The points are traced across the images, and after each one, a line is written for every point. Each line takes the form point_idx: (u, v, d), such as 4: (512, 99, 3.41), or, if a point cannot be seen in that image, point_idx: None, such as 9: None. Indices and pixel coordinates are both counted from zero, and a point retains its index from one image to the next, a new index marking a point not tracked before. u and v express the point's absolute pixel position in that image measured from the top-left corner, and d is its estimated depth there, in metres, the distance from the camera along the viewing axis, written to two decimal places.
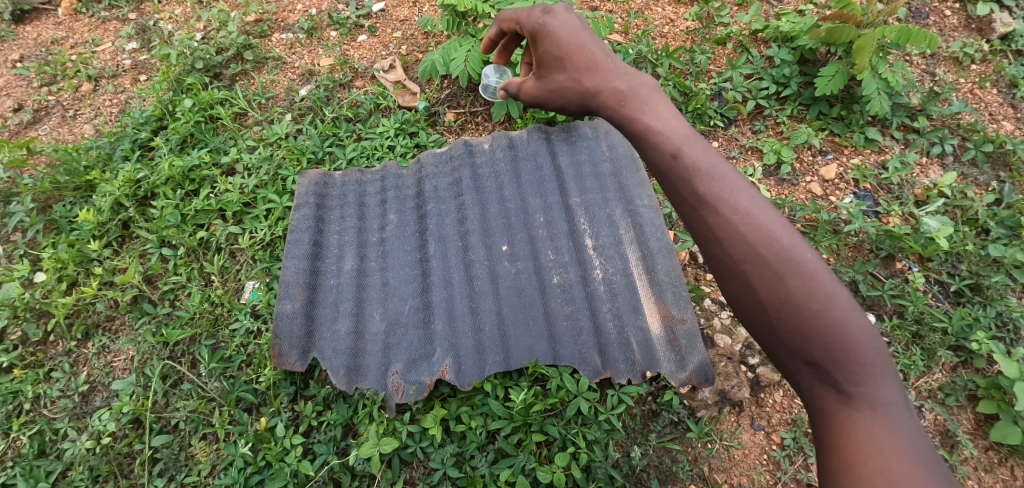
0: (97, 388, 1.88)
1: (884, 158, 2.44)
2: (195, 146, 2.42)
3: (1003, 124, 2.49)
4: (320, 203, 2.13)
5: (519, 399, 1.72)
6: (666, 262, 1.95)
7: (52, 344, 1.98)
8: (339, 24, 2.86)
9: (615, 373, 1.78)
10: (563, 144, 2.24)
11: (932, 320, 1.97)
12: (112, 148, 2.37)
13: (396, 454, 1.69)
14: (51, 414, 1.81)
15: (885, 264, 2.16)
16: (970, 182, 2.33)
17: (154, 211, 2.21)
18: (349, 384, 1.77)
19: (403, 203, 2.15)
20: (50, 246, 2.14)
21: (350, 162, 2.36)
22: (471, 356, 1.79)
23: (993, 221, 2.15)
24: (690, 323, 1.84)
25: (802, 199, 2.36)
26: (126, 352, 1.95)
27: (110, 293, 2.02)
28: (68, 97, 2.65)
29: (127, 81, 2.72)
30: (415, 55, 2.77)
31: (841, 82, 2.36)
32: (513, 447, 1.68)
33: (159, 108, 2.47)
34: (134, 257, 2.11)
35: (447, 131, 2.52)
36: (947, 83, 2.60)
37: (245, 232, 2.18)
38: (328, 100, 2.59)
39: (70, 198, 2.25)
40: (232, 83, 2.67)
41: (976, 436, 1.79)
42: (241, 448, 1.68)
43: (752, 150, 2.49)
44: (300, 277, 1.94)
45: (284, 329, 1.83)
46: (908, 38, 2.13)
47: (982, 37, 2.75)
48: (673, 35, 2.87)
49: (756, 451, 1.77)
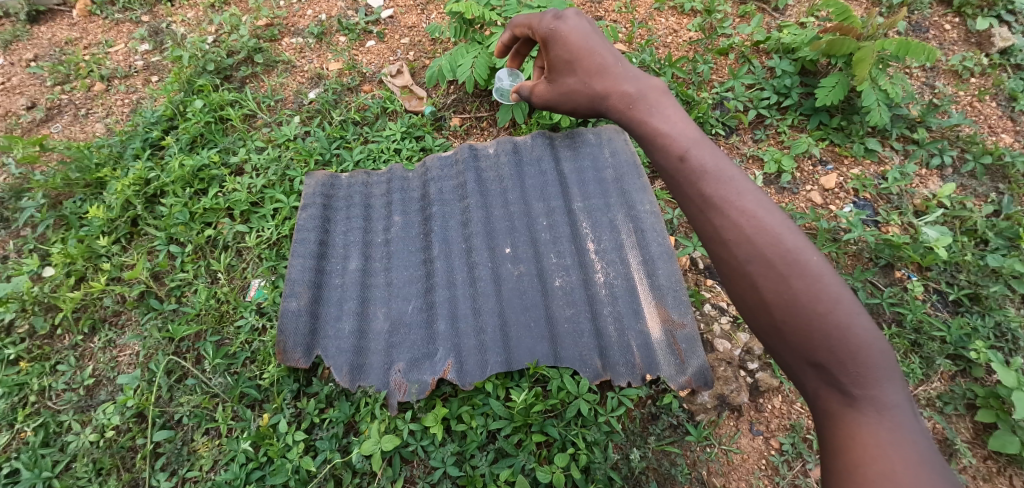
0: (103, 381, 1.91)
1: (884, 168, 2.47)
2: (204, 146, 2.46)
3: (1002, 136, 2.53)
4: (326, 203, 2.16)
5: (519, 399, 1.73)
6: (668, 267, 1.96)
7: (59, 338, 2.01)
8: (348, 30, 2.91)
9: (616, 376, 1.80)
10: (567, 150, 2.27)
11: (931, 329, 1.98)
12: (123, 146, 2.41)
13: (397, 452, 1.70)
14: (56, 406, 1.84)
15: (884, 272, 2.18)
16: (969, 193, 2.36)
17: (163, 209, 2.23)
18: (351, 382, 1.78)
19: (408, 205, 2.18)
20: (60, 242, 2.18)
21: (356, 164, 2.39)
22: (473, 355, 1.81)
23: (992, 232, 2.18)
24: (690, 327, 1.85)
25: (802, 207, 2.39)
26: (131, 347, 1.98)
27: (118, 288, 2.05)
28: (81, 96, 2.70)
29: (140, 81, 2.77)
30: (422, 61, 2.81)
31: (841, 93, 2.39)
32: (513, 446, 1.69)
33: (170, 108, 2.52)
34: (142, 254, 2.14)
35: (453, 135, 2.56)
36: (946, 96, 2.64)
37: (252, 230, 2.20)
38: (336, 103, 2.63)
39: (80, 195, 2.28)
40: (242, 85, 2.72)
41: (975, 445, 1.81)
42: (242, 443, 1.70)
43: (753, 159, 2.52)
44: (306, 276, 1.96)
45: (289, 326, 1.84)
46: (907, 50, 2.17)
47: (981, 51, 2.79)
48: (676, 45, 2.91)
49: (755, 455, 1.79)
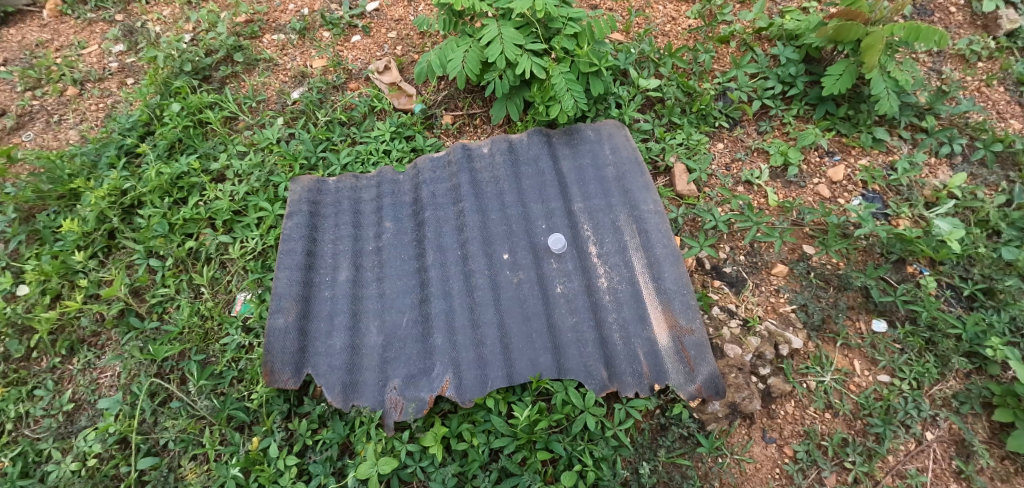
0: (83, 406, 1.81)
1: (892, 159, 2.39)
2: (184, 152, 2.34)
3: (1011, 123, 2.44)
4: (313, 210, 2.05)
5: (522, 416, 1.65)
6: (674, 270, 1.88)
7: (36, 361, 1.91)
8: (332, 24, 2.78)
9: (622, 386, 1.72)
10: (565, 148, 2.17)
11: (946, 326, 1.90)
12: (97, 155, 2.29)
13: (395, 474, 1.62)
14: (34, 434, 1.74)
15: (896, 268, 2.09)
16: (980, 182, 2.27)
17: (141, 220, 2.12)
18: (344, 402, 1.69)
19: (400, 210, 2.07)
20: (33, 258, 2.06)
21: (343, 167, 2.27)
22: (472, 370, 1.72)
23: (1004, 223, 2.09)
24: (699, 333, 1.77)
25: (810, 201, 2.30)
26: (112, 368, 1.88)
27: (95, 306, 1.94)
28: (53, 102, 2.57)
29: (114, 84, 2.63)
30: (411, 55, 2.68)
31: (849, 82, 2.30)
32: (517, 465, 1.60)
33: (146, 113, 2.39)
34: (120, 269, 2.03)
35: (444, 134, 2.45)
36: (954, 81, 2.55)
37: (236, 241, 2.09)
38: (321, 103, 2.50)
39: (53, 208, 2.16)
40: (222, 86, 2.59)
41: (992, 445, 1.74)
42: (231, 469, 1.60)
43: (758, 152, 2.43)
44: (293, 289, 1.86)
45: (276, 345, 1.75)
46: (917, 35, 2.05)
47: (987, 34, 2.70)
48: (675, 34, 2.81)
49: (768, 464, 1.72)
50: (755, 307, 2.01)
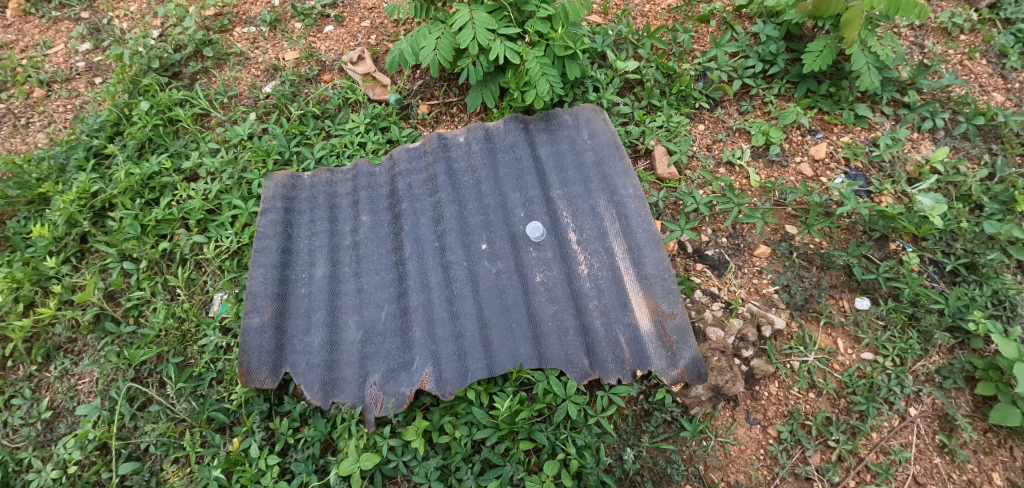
0: (62, 413, 1.79)
1: (875, 135, 2.36)
2: (154, 152, 2.30)
3: (994, 95, 2.41)
4: (288, 206, 2.02)
5: (504, 407, 1.63)
6: (655, 254, 1.86)
7: (11, 369, 1.88)
8: (303, 15, 2.71)
9: (604, 373, 1.71)
10: (543, 134, 2.14)
11: (928, 302, 1.89)
12: (66, 157, 2.24)
13: (378, 469, 1.62)
14: (13, 443, 1.72)
15: (879, 245, 2.07)
16: (962, 156, 2.25)
17: (112, 223, 2.08)
18: (324, 399, 1.68)
19: (377, 203, 2.04)
20: (4, 265, 2.02)
21: (318, 161, 2.24)
22: (452, 363, 1.70)
23: (986, 197, 2.08)
24: (680, 317, 1.76)
25: (792, 181, 2.28)
26: (90, 374, 1.85)
27: (69, 312, 1.91)
28: (19, 104, 2.50)
29: (82, 84, 2.57)
30: (385, 44, 2.63)
31: (829, 58, 2.26)
32: (500, 456, 1.60)
33: (114, 112, 2.33)
34: (94, 273, 2.00)
35: (421, 124, 2.42)
36: (936, 55, 2.53)
37: (210, 240, 2.06)
38: (294, 96, 2.45)
39: (24, 213, 2.12)
40: (192, 82, 2.53)
41: (976, 418, 1.74)
42: (213, 470, 1.59)
43: (740, 132, 2.41)
44: (269, 288, 1.84)
45: (252, 344, 1.73)
46: (897, 9, 1.98)
47: (969, 6, 2.67)
48: (654, 14, 2.77)
49: (753, 446, 1.72)
50: (737, 289, 2.00)
